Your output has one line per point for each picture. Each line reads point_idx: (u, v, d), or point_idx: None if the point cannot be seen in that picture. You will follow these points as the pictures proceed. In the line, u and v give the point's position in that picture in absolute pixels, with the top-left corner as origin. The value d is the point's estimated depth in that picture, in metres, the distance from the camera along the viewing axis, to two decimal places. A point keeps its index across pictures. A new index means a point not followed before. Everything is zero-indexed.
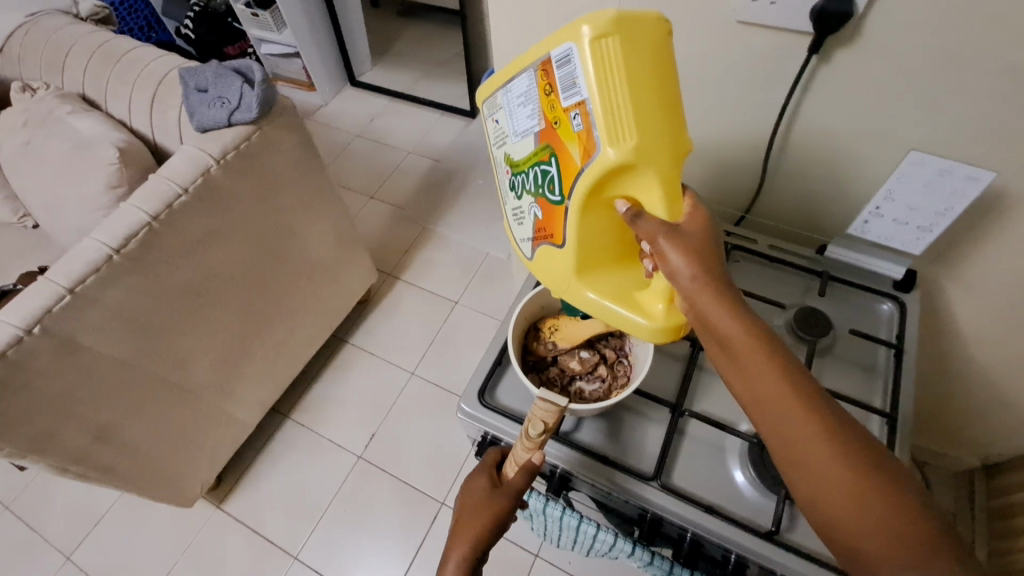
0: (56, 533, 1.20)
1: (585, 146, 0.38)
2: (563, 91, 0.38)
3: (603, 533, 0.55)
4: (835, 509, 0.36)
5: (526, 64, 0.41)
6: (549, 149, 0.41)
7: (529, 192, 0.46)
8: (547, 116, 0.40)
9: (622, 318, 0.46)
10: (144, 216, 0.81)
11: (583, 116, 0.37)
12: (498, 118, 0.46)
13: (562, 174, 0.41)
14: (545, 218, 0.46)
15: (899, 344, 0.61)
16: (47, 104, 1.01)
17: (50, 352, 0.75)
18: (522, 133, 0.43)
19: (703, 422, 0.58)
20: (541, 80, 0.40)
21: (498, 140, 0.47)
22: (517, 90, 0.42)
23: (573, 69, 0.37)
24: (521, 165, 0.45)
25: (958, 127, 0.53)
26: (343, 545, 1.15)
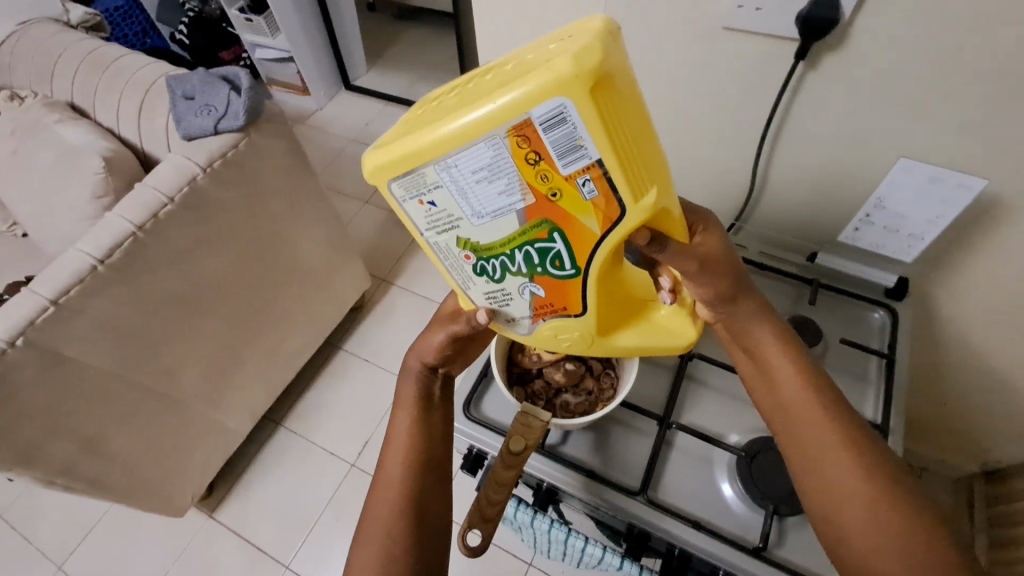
0: (47, 542, 1.19)
1: (603, 211, 0.35)
2: (558, 159, 0.32)
3: (591, 546, 0.54)
4: (848, 515, 0.38)
5: (477, 136, 0.32)
6: (547, 224, 0.37)
7: (520, 272, 0.41)
8: (536, 188, 0.34)
9: (661, 347, 0.47)
10: (129, 227, 0.80)
11: (595, 180, 0.33)
12: (441, 200, 0.37)
13: (573, 243, 0.38)
14: (551, 294, 0.43)
15: (891, 354, 0.60)
16: (34, 113, 1.01)
17: (33, 364, 0.74)
18: (496, 213, 0.36)
19: (690, 434, 0.57)
20: (516, 148, 0.32)
21: (444, 225, 0.39)
22: (469, 166, 0.34)
23: (568, 129, 0.31)
24: (497, 248, 0.39)
25: (948, 133, 0.52)
26: (336, 555, 1.14)
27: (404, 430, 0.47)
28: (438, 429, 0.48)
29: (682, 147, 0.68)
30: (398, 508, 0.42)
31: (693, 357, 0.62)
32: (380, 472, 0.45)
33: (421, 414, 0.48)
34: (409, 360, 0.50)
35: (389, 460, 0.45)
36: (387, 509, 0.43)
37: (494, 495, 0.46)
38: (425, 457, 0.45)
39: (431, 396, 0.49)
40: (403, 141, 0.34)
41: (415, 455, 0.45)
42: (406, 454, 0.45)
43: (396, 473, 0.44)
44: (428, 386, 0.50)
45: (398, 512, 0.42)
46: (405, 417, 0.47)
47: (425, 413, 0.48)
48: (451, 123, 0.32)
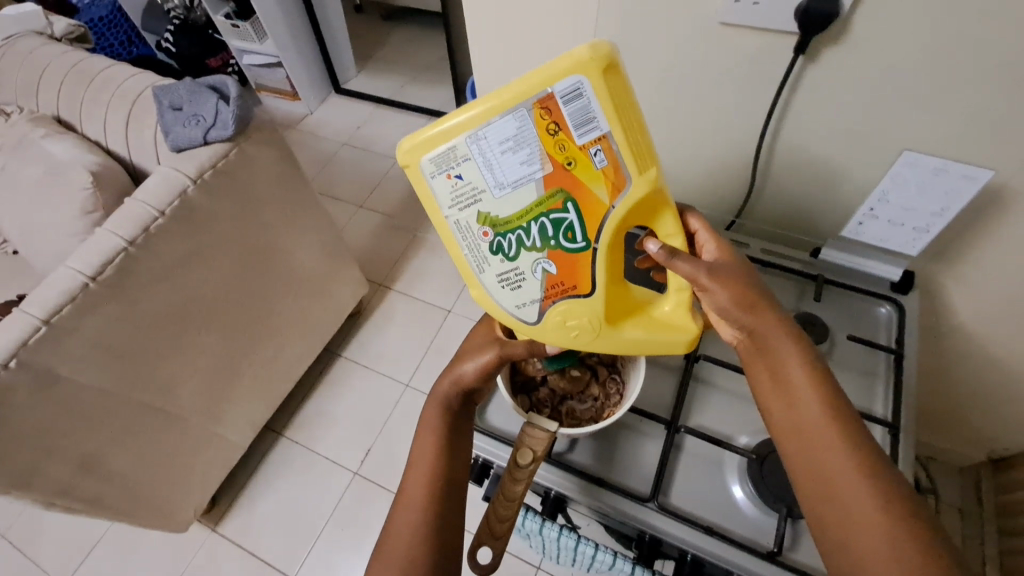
0: (49, 562, 1.17)
1: (611, 181, 0.38)
2: (574, 130, 0.36)
3: (601, 553, 0.53)
4: (857, 534, 0.35)
5: (507, 106, 0.36)
6: (562, 194, 0.39)
7: (533, 248, 0.42)
8: (553, 158, 0.38)
9: (665, 342, 0.46)
10: (120, 242, 0.79)
11: (604, 150, 0.37)
12: (464, 172, 0.39)
13: (583, 216, 0.40)
14: (563, 270, 0.43)
15: (898, 349, 0.59)
16: (20, 129, 0.99)
17: (27, 386, 0.72)
18: (515, 183, 0.39)
19: (699, 438, 0.56)
20: (540, 119, 0.36)
21: (465, 201, 0.41)
22: (497, 137, 0.37)
23: (584, 103, 0.35)
24: (514, 220, 0.41)
25: (952, 123, 0.51)
26: (342, 564, 1.13)
27: (427, 453, 0.46)
28: (460, 453, 0.46)
29: (680, 145, 0.67)
30: (420, 535, 0.42)
31: (698, 358, 0.61)
32: (404, 490, 0.44)
33: (445, 437, 0.46)
34: (440, 384, 0.49)
35: (411, 484, 0.45)
36: (409, 532, 0.42)
37: (503, 512, 0.45)
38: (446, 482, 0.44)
39: (458, 420, 0.48)
40: (443, 117, 0.38)
41: (437, 480, 0.44)
42: (429, 477, 0.44)
43: (419, 500, 0.43)
44: (458, 409, 0.48)
45: (419, 537, 0.42)
46: (429, 440, 0.46)
47: (449, 436, 0.46)
48: (483, 98, 0.36)
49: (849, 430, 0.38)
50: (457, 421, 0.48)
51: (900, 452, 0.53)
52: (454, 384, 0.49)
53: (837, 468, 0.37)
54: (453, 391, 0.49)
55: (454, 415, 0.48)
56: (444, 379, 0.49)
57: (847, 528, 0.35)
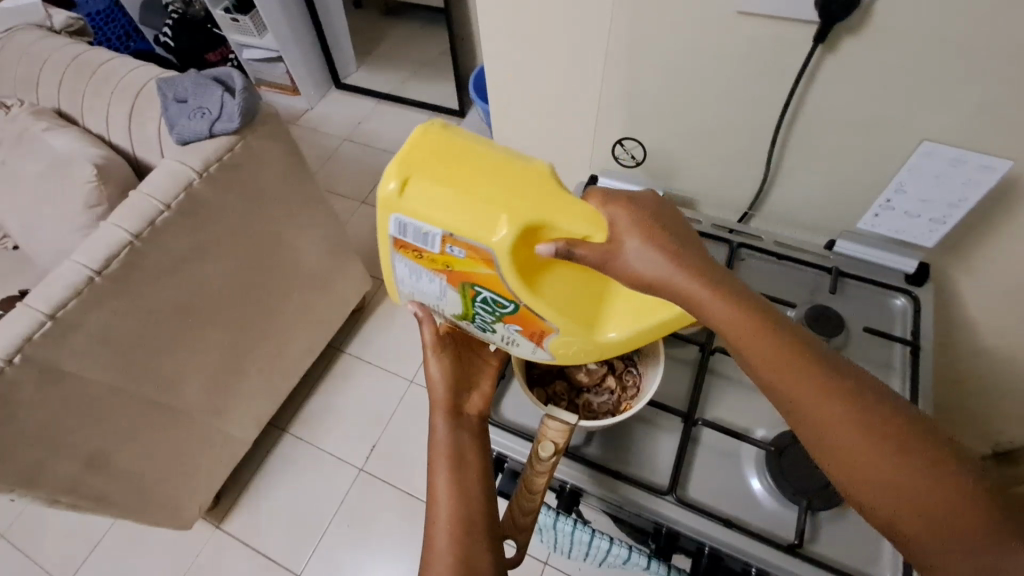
0: (52, 560, 1.17)
1: (481, 258, 0.41)
2: (426, 246, 0.42)
3: (617, 547, 0.53)
4: (874, 475, 0.33)
5: (391, 259, 0.46)
6: (470, 285, 0.44)
7: (496, 318, 0.47)
8: (439, 268, 0.44)
9: (659, 328, 0.44)
10: (126, 236, 0.78)
11: (454, 245, 0.41)
12: (419, 299, 0.50)
13: (495, 289, 0.43)
14: (523, 325, 0.46)
15: (915, 341, 0.59)
16: (21, 122, 0.98)
17: (33, 381, 0.71)
18: (443, 292, 0.47)
19: (716, 430, 0.55)
20: (410, 254, 0.45)
21: (437, 310, 0.50)
22: (409, 273, 0.47)
23: (416, 227, 0.42)
24: (466, 309, 0.47)
25: (975, 112, 0.50)
26: (348, 560, 1.13)
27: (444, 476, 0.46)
28: (474, 490, 0.46)
29: (693, 136, 0.66)
30: (457, 558, 0.43)
31: (714, 350, 0.61)
32: (430, 540, 0.44)
33: (456, 453, 0.47)
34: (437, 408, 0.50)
35: (438, 510, 0.45)
36: (448, 546, 0.43)
37: (528, 503, 0.45)
38: (466, 496, 0.45)
39: (465, 455, 0.48)
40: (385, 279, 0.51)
41: (458, 497, 0.45)
42: (450, 525, 0.44)
43: (445, 549, 0.43)
44: (461, 443, 0.48)
45: (457, 548, 0.43)
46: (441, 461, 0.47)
47: (460, 476, 0.46)
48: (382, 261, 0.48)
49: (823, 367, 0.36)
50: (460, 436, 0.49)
51: None
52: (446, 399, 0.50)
53: (831, 416, 0.35)
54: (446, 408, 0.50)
55: (459, 450, 0.48)
56: (440, 418, 0.50)
57: (859, 474, 0.34)
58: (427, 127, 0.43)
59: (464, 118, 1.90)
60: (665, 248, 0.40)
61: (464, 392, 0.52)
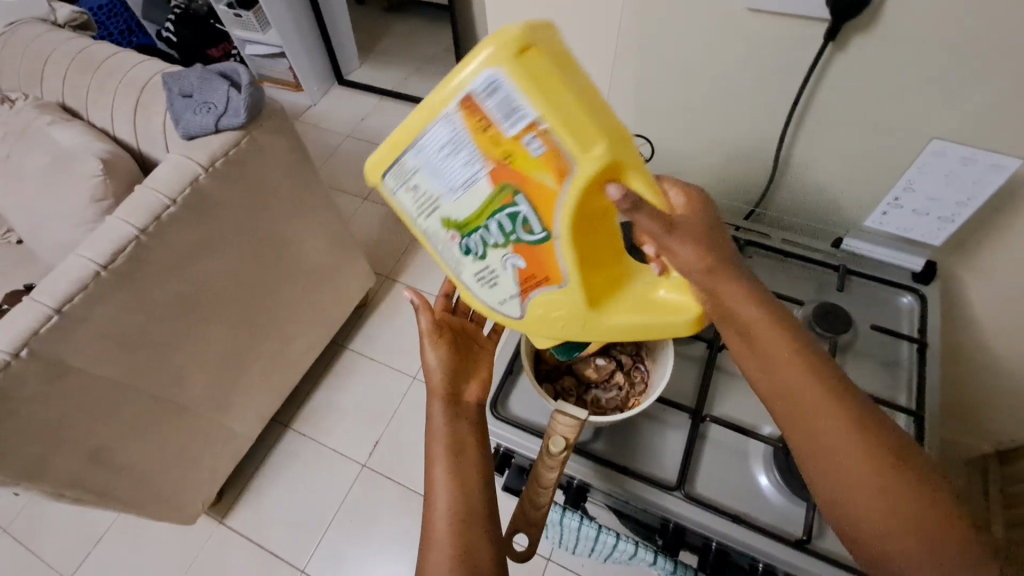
0: (54, 555, 1.17)
1: (556, 167, 0.36)
2: (502, 121, 0.34)
3: (623, 542, 0.53)
4: (864, 497, 0.35)
5: (434, 116, 0.35)
6: (511, 189, 0.37)
7: (497, 248, 0.41)
8: (489, 155, 0.36)
9: (659, 326, 0.44)
10: (132, 230, 0.78)
11: (538, 137, 0.34)
12: (415, 184, 0.39)
13: (538, 209, 0.38)
14: (531, 264, 0.41)
15: (922, 339, 0.59)
16: (26, 116, 0.97)
17: (38, 375, 0.71)
18: (465, 186, 0.38)
19: (724, 426, 0.55)
20: (465, 118, 0.35)
21: (422, 207, 0.40)
22: (435, 144, 0.36)
23: (504, 95, 0.33)
24: (476, 220, 0.39)
25: (986, 111, 0.50)
26: (350, 555, 1.13)
27: (437, 457, 0.46)
28: (472, 474, 0.45)
29: (701, 133, 0.66)
30: (457, 540, 0.42)
31: (721, 347, 0.61)
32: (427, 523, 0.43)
33: (453, 443, 0.46)
34: (432, 391, 0.50)
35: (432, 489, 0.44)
36: (447, 532, 0.42)
37: (539, 499, 0.45)
38: (461, 478, 0.45)
39: (463, 439, 0.47)
40: (388, 136, 0.38)
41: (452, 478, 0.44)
42: (450, 506, 0.43)
43: (444, 531, 0.42)
44: (459, 426, 0.48)
45: (455, 530, 0.42)
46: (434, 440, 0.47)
47: (458, 459, 0.45)
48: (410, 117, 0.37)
49: (833, 387, 0.38)
50: (455, 419, 0.49)
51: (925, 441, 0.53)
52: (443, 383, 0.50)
53: (832, 433, 0.36)
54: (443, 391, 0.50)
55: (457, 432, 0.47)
56: (437, 399, 0.49)
57: (852, 502, 0.35)
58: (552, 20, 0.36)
59: None
60: (712, 252, 0.40)
61: (461, 380, 0.51)
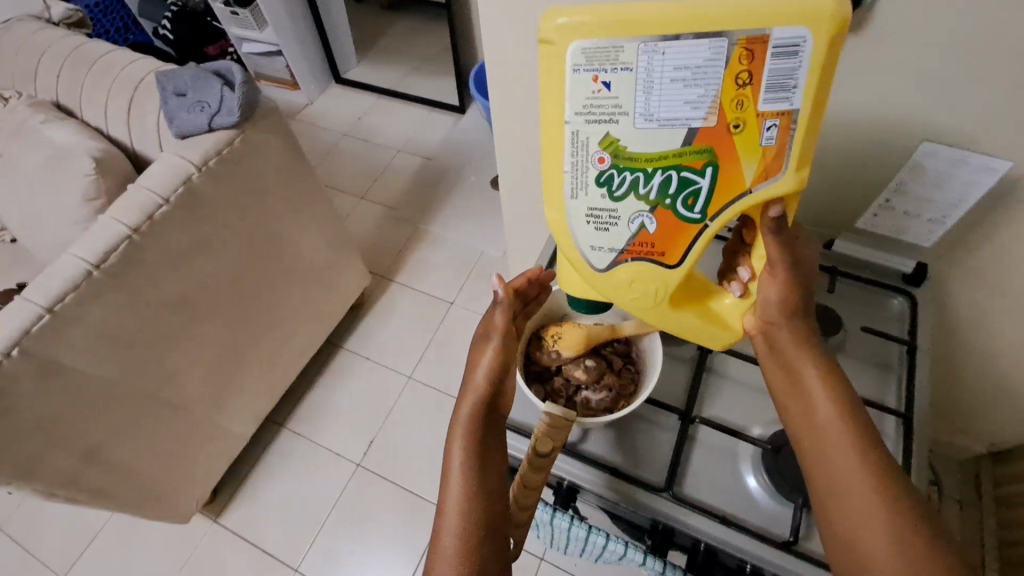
0: (49, 553, 1.17)
1: (765, 163, 0.35)
2: (766, 90, 0.33)
3: (612, 543, 0.54)
4: (868, 531, 0.36)
5: (710, 30, 0.31)
6: (707, 153, 0.35)
7: (641, 201, 0.38)
8: (722, 113, 0.34)
9: (713, 336, 0.45)
10: (125, 229, 0.77)
11: (779, 128, 0.34)
12: (615, 82, 0.34)
13: (714, 187, 0.36)
14: (661, 233, 0.39)
15: (912, 340, 0.59)
16: (19, 114, 0.97)
17: (30, 374, 0.71)
18: (666, 122, 0.34)
19: (713, 428, 0.55)
20: (736, 59, 0.32)
21: (601, 111, 0.35)
22: (675, 58, 0.33)
23: (794, 64, 0.32)
24: (642, 161, 0.36)
25: (975, 113, 0.50)
26: (344, 554, 1.13)
27: (462, 463, 0.42)
28: (494, 488, 0.41)
29: None
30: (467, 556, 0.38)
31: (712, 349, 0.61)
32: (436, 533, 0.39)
33: (478, 452, 0.42)
34: (468, 393, 0.45)
35: (449, 496, 0.40)
36: (455, 546, 0.38)
37: (525, 500, 0.45)
38: (485, 493, 0.41)
39: (489, 448, 0.43)
40: (620, 8, 0.32)
41: (477, 488, 0.41)
42: (462, 518, 0.39)
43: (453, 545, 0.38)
44: (487, 435, 0.44)
45: (466, 544, 0.38)
46: (463, 443, 0.43)
47: (482, 469, 0.42)
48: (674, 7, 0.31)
49: (863, 430, 0.39)
50: (490, 428, 0.44)
51: (913, 442, 0.53)
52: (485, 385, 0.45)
53: (848, 468, 0.38)
54: (482, 395, 0.45)
55: (484, 439, 0.43)
56: (466, 399, 0.45)
57: (863, 546, 0.36)
58: None
59: (463, 114, 1.90)
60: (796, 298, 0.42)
61: (506, 386, 0.47)
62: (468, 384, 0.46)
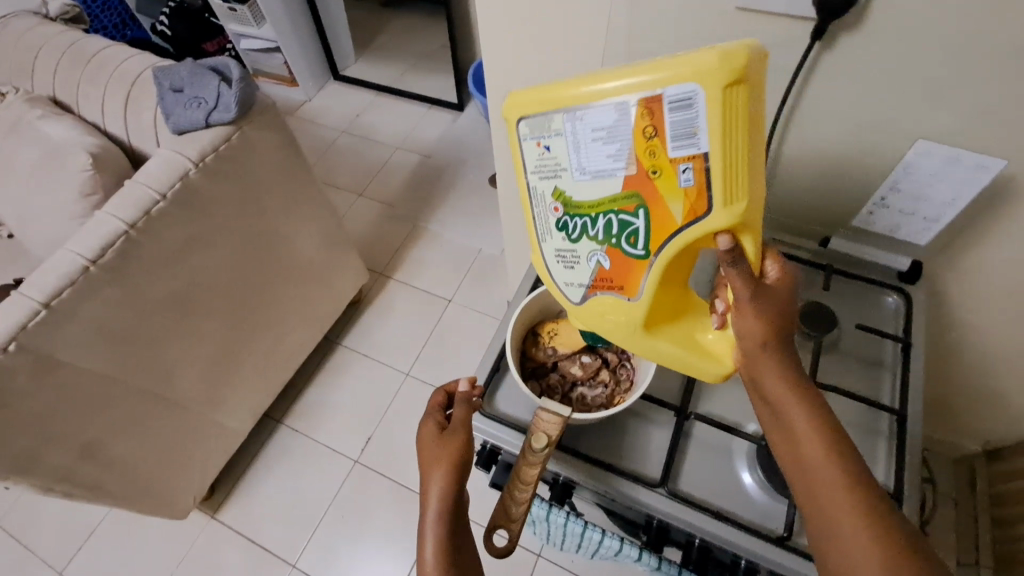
0: (46, 550, 1.17)
1: (690, 204, 0.37)
2: (672, 139, 0.35)
3: (608, 539, 0.54)
4: None
5: (611, 97, 0.35)
6: (637, 199, 0.38)
7: (594, 240, 0.42)
8: (641, 162, 0.36)
9: (696, 367, 0.46)
10: (121, 225, 0.77)
11: (694, 170, 0.35)
12: (550, 145, 0.40)
13: (651, 228, 0.39)
14: (616, 268, 0.42)
15: (907, 338, 0.59)
16: (16, 110, 0.97)
17: (26, 370, 0.71)
18: (595, 174, 0.39)
19: (708, 424, 0.56)
20: (641, 118, 0.35)
21: (547, 171, 0.41)
22: (592, 123, 0.37)
23: (692, 115, 0.34)
24: (586, 207, 0.41)
25: (969, 110, 0.50)
26: (341, 551, 1.13)
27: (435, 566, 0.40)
28: None
29: None
30: None
31: None
32: None
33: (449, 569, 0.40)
34: (428, 494, 0.43)
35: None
36: None
37: (519, 496, 0.45)
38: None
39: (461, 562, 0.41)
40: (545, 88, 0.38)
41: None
42: None
43: None
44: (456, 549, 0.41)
45: None
46: (432, 546, 0.41)
47: None
48: (580, 84, 0.36)
49: (855, 469, 0.36)
50: (457, 522, 0.43)
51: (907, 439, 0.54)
52: (445, 485, 0.43)
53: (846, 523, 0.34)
54: (446, 491, 0.42)
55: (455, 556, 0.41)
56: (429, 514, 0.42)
57: None
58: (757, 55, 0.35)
59: (462, 112, 1.90)
60: (776, 325, 0.39)
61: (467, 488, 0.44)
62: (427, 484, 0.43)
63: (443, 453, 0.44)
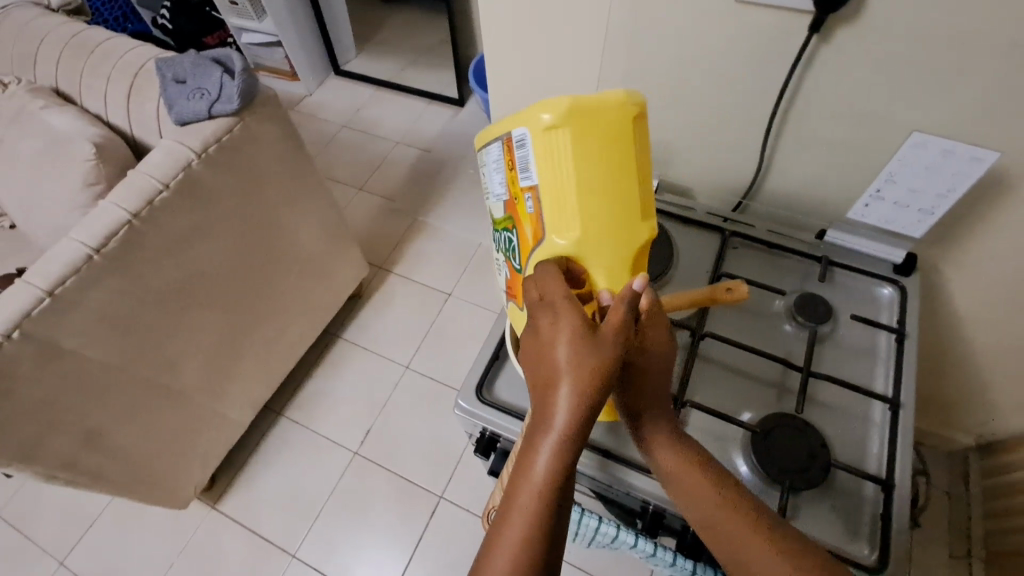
0: (47, 538, 1.17)
1: (535, 226, 0.42)
2: (520, 170, 0.41)
3: (605, 525, 0.56)
4: None
5: (496, 136, 0.44)
6: (512, 220, 0.45)
7: (503, 251, 0.50)
8: (511, 188, 0.44)
9: None
10: (125, 215, 0.78)
11: (533, 199, 0.41)
12: (484, 174, 0.50)
13: (521, 245, 0.45)
14: (512, 277, 0.50)
15: (900, 329, 0.60)
16: (18, 100, 0.97)
17: (30, 357, 0.72)
18: (497, 196, 0.47)
19: (703, 412, 0.57)
20: (507, 154, 0.43)
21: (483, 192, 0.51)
22: (494, 157, 0.46)
23: (527, 153, 0.40)
24: (499, 223, 0.49)
25: (965, 103, 0.51)
26: (341, 541, 1.14)
27: (519, 528, 0.36)
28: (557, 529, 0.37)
29: (690, 125, 0.67)
30: None
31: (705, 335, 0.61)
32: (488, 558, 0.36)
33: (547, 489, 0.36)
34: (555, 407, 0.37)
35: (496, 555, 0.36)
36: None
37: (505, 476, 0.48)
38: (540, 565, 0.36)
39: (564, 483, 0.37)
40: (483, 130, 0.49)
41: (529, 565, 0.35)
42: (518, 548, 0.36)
43: None
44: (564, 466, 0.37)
45: None
46: (525, 507, 0.36)
47: (547, 510, 0.36)
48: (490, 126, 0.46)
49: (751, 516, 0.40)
50: (575, 445, 0.37)
51: (899, 427, 0.55)
52: (572, 404, 0.36)
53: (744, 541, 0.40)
54: (559, 448, 0.36)
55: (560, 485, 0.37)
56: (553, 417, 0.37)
57: None
58: (624, 105, 0.37)
59: (462, 106, 1.90)
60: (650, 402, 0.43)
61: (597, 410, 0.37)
62: (547, 425, 0.37)
63: (581, 370, 0.36)
